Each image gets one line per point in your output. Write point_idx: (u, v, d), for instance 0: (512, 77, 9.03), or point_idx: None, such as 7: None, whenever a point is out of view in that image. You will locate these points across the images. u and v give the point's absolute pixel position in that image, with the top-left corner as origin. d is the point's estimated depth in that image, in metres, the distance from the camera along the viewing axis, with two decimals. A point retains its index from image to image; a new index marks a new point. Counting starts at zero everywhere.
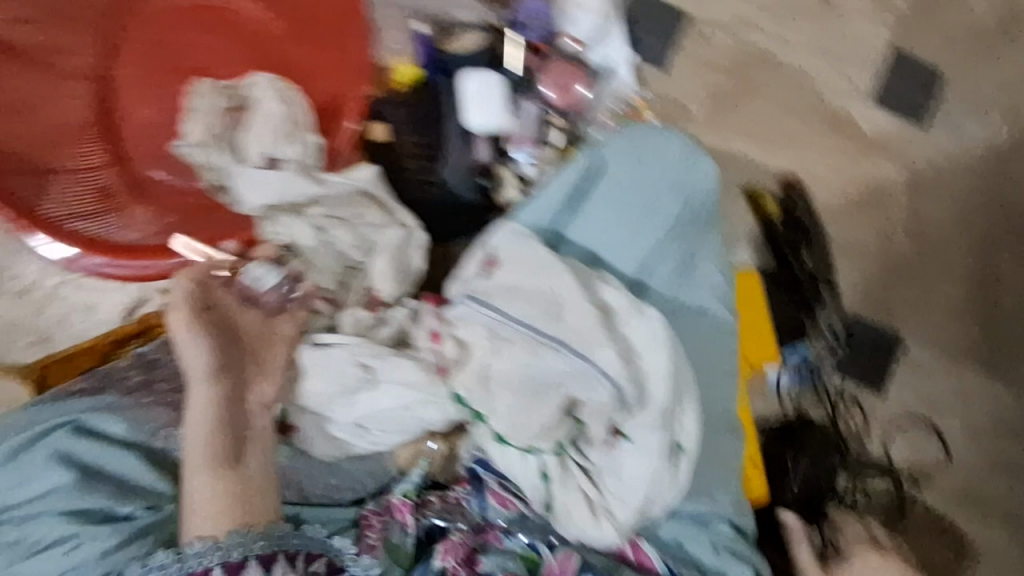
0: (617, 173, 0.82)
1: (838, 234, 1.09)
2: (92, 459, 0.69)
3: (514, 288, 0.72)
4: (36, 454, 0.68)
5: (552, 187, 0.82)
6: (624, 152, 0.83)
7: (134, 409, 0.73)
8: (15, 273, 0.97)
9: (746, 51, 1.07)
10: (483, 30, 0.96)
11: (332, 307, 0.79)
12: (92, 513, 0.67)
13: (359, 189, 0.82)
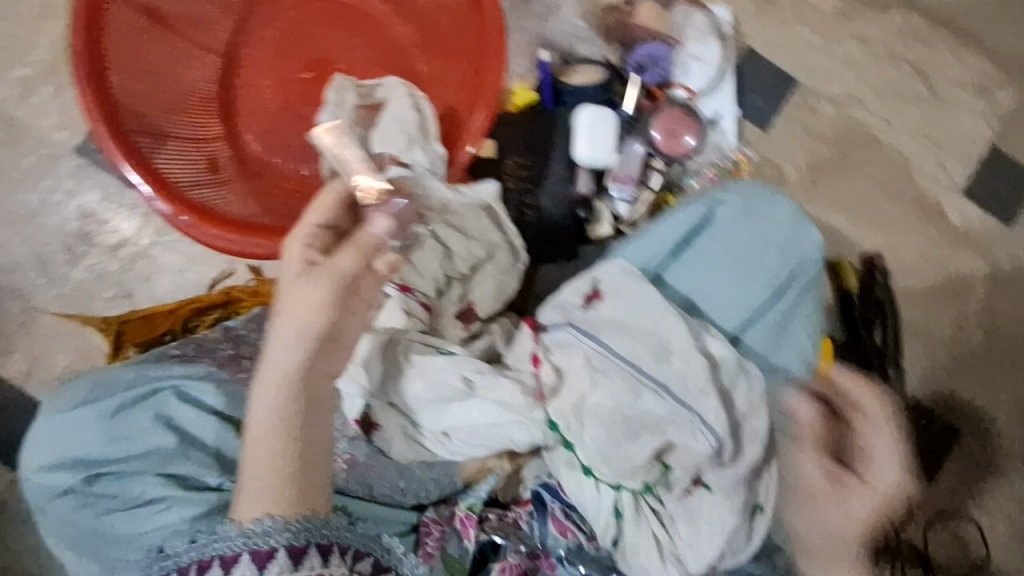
0: (726, 231, 0.87)
1: (911, 318, 1.10)
2: (193, 427, 0.76)
3: (618, 324, 0.79)
4: (144, 415, 0.75)
5: (661, 232, 0.87)
6: (737, 212, 0.87)
7: (231, 384, 0.80)
8: (111, 226, 0.99)
9: (847, 125, 1.09)
10: (601, 66, 0.98)
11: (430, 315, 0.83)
12: (187, 477, 0.73)
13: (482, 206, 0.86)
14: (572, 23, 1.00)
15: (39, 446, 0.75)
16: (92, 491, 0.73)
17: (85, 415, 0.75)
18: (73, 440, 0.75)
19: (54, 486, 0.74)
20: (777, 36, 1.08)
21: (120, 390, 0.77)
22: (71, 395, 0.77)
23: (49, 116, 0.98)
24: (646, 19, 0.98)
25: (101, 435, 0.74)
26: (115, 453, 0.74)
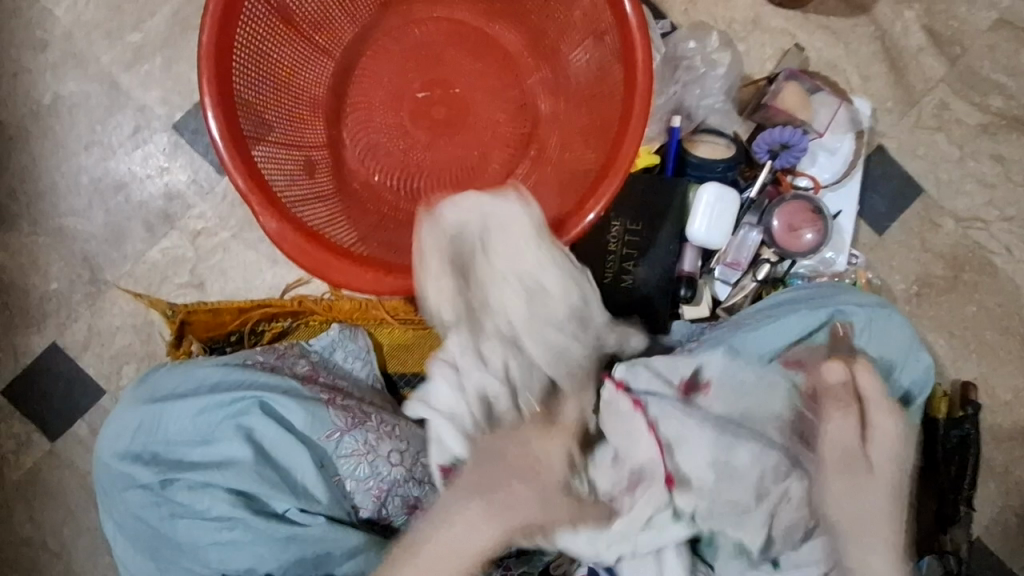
0: (845, 341, 0.84)
1: (993, 456, 1.04)
2: (269, 445, 0.77)
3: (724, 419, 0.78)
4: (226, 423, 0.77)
5: (775, 330, 0.84)
6: (861, 325, 0.84)
7: (316, 405, 0.78)
8: (195, 212, 0.95)
9: (966, 245, 1.04)
10: (730, 141, 0.94)
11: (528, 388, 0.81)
12: (257, 497, 0.75)
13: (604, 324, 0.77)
14: (716, 94, 0.94)
15: (125, 431, 0.78)
16: (166, 488, 0.76)
17: (172, 412, 0.78)
18: (157, 434, 0.78)
19: (130, 476, 0.77)
20: (913, 141, 1.04)
21: (208, 392, 0.79)
22: (160, 387, 0.80)
23: (154, 88, 0.94)
24: (788, 104, 0.94)
25: (184, 434, 0.77)
26: (195, 455, 0.77)
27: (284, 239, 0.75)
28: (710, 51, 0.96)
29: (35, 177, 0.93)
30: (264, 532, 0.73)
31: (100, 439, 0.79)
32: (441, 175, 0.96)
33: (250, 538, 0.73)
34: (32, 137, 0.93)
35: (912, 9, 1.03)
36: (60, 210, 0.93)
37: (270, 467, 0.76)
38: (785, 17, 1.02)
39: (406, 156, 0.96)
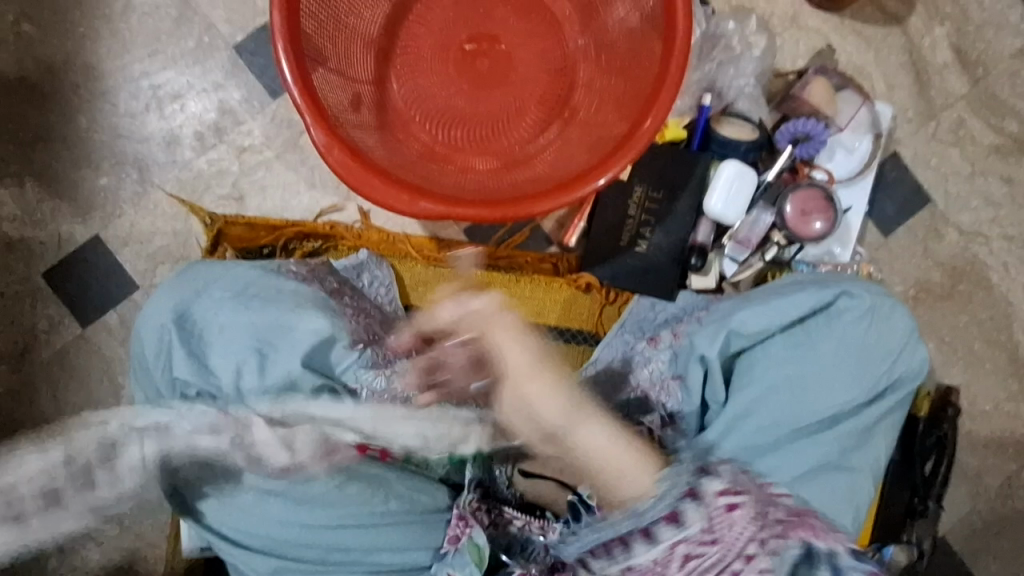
0: (845, 325, 0.84)
1: (966, 461, 1.09)
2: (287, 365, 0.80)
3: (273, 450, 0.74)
4: (256, 330, 0.81)
5: (780, 308, 0.84)
6: (863, 310, 0.84)
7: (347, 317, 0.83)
8: (244, 128, 1.00)
9: (966, 257, 1.09)
10: (754, 125, 0.98)
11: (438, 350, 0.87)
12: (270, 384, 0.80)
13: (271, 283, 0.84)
14: (749, 79, 0.99)
15: (155, 317, 0.81)
16: (183, 385, 0.79)
17: (206, 309, 0.81)
18: (186, 329, 0.81)
19: (158, 363, 0.80)
20: (928, 151, 1.09)
21: (247, 292, 0.83)
22: (196, 280, 0.83)
23: (219, 7, 0.99)
24: (815, 99, 0.99)
25: (211, 333, 0.81)
26: (217, 361, 0.80)
27: (331, 153, 0.79)
28: (749, 36, 1.01)
29: (98, 77, 0.98)
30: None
31: (132, 328, 0.83)
32: (476, 124, 1.01)
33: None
34: (101, 38, 0.98)
35: (943, 26, 1.08)
36: (118, 111, 0.99)
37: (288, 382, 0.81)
38: (823, 18, 1.07)
39: (445, 104, 1.01)
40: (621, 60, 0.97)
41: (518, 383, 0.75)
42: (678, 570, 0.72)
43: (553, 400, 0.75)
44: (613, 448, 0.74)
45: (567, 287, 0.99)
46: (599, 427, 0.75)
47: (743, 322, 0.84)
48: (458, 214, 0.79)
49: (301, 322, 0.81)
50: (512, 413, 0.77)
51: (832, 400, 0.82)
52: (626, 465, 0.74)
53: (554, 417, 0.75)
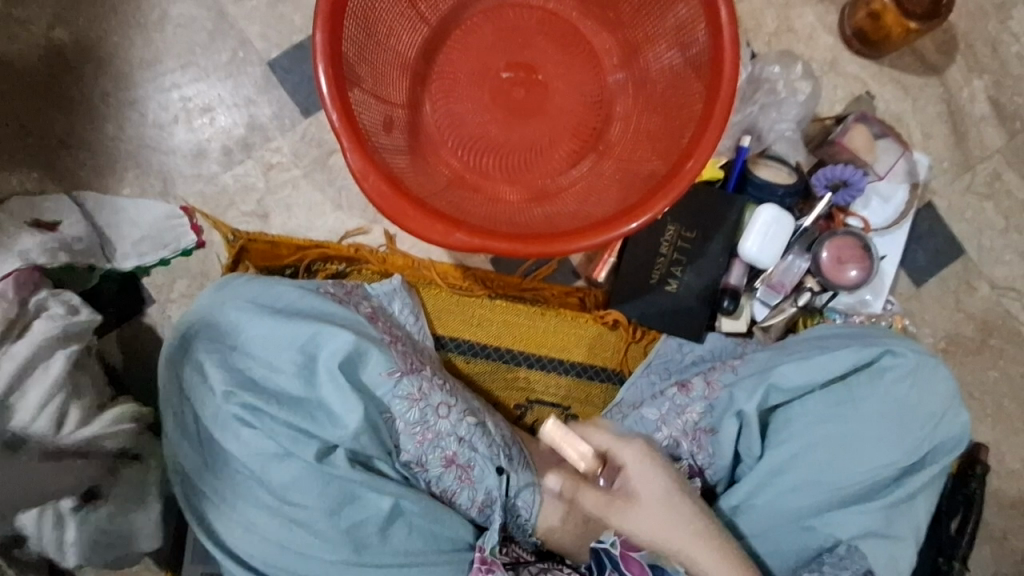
0: (887, 384, 0.84)
1: (993, 521, 1.06)
2: (323, 388, 0.74)
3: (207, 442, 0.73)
4: (299, 349, 0.75)
5: (821, 365, 0.85)
6: (909, 369, 0.85)
7: (388, 346, 0.77)
8: (273, 145, 0.98)
9: (998, 312, 1.07)
10: (792, 167, 0.97)
11: (463, 401, 0.78)
12: (303, 411, 0.74)
13: (310, 301, 0.78)
14: (789, 123, 0.98)
15: (195, 327, 0.76)
16: (226, 397, 0.73)
17: (243, 322, 0.75)
18: (228, 340, 0.75)
19: (200, 371, 0.74)
20: (963, 203, 1.07)
21: (283, 311, 0.77)
22: (234, 292, 0.77)
23: (256, 22, 0.98)
24: (854, 145, 0.98)
25: (256, 348, 0.75)
26: (258, 376, 0.75)
27: (367, 178, 0.77)
28: (790, 81, 1.00)
29: (128, 86, 0.97)
30: (313, 466, 0.71)
31: (171, 335, 0.77)
32: (509, 154, 0.99)
33: (302, 470, 0.71)
34: (133, 46, 0.97)
35: (982, 79, 1.07)
36: (146, 121, 0.97)
37: (319, 408, 0.75)
38: (862, 65, 1.06)
39: (479, 132, 0.99)
40: (659, 98, 0.96)
41: (637, 510, 0.76)
42: None
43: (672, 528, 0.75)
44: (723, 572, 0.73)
45: (594, 323, 0.97)
46: (711, 548, 0.74)
47: (782, 378, 0.86)
48: (492, 249, 0.77)
49: (340, 341, 0.75)
50: (652, 478, 0.77)
51: (872, 461, 0.83)
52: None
53: (668, 506, 0.76)
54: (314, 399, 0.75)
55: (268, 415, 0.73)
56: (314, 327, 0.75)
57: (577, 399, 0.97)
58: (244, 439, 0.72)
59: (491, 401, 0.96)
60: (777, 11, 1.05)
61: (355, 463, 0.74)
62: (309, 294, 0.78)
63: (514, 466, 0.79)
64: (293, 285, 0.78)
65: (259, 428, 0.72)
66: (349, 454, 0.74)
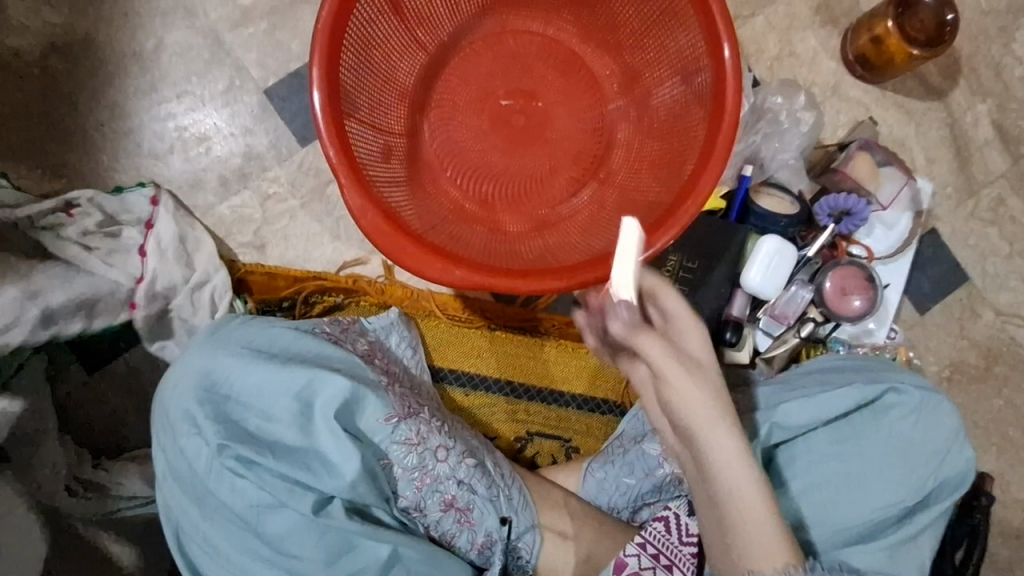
0: (891, 422, 0.84)
1: (998, 551, 1.05)
2: (320, 435, 0.73)
3: (202, 492, 0.73)
4: (295, 396, 0.74)
5: (824, 403, 0.84)
6: (911, 406, 0.84)
7: (384, 390, 0.77)
8: (270, 175, 0.97)
9: (1002, 339, 1.06)
10: (793, 195, 0.96)
11: (458, 446, 0.77)
12: (298, 458, 0.73)
13: (308, 345, 0.79)
14: (793, 151, 0.97)
15: (187, 377, 0.75)
16: (219, 450, 0.72)
17: (238, 369, 0.75)
18: (221, 390, 0.75)
19: (193, 424, 0.73)
20: (966, 229, 1.06)
21: (279, 356, 0.77)
22: (232, 338, 0.77)
23: (252, 50, 0.97)
24: (858, 173, 0.96)
25: (250, 397, 0.75)
26: (254, 425, 0.74)
27: (365, 216, 0.76)
28: (794, 109, 0.99)
29: (125, 115, 0.96)
30: (309, 519, 0.71)
31: (164, 385, 0.76)
32: (508, 183, 0.98)
33: (300, 522, 0.71)
34: (129, 75, 0.96)
35: (985, 103, 1.06)
36: (142, 151, 0.96)
37: (315, 457, 0.73)
38: (864, 89, 1.05)
39: (479, 161, 0.98)
40: (660, 126, 0.94)
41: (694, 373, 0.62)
42: None
43: (706, 405, 0.61)
44: (738, 468, 0.60)
45: (594, 353, 0.97)
46: (736, 437, 0.61)
47: (786, 418, 0.84)
48: (491, 288, 0.75)
49: (336, 386, 0.74)
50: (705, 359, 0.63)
51: (876, 501, 0.82)
52: (757, 511, 0.61)
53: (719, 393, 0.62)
54: (310, 447, 0.74)
55: (264, 465, 0.72)
56: (309, 371, 0.74)
57: (577, 431, 0.96)
58: (240, 490, 0.71)
59: (491, 433, 0.95)
60: (780, 35, 1.04)
61: (353, 513, 0.73)
62: (307, 338, 0.79)
63: (514, 507, 0.79)
64: (285, 332, 0.79)
65: (256, 480, 0.72)
66: (346, 503, 0.73)
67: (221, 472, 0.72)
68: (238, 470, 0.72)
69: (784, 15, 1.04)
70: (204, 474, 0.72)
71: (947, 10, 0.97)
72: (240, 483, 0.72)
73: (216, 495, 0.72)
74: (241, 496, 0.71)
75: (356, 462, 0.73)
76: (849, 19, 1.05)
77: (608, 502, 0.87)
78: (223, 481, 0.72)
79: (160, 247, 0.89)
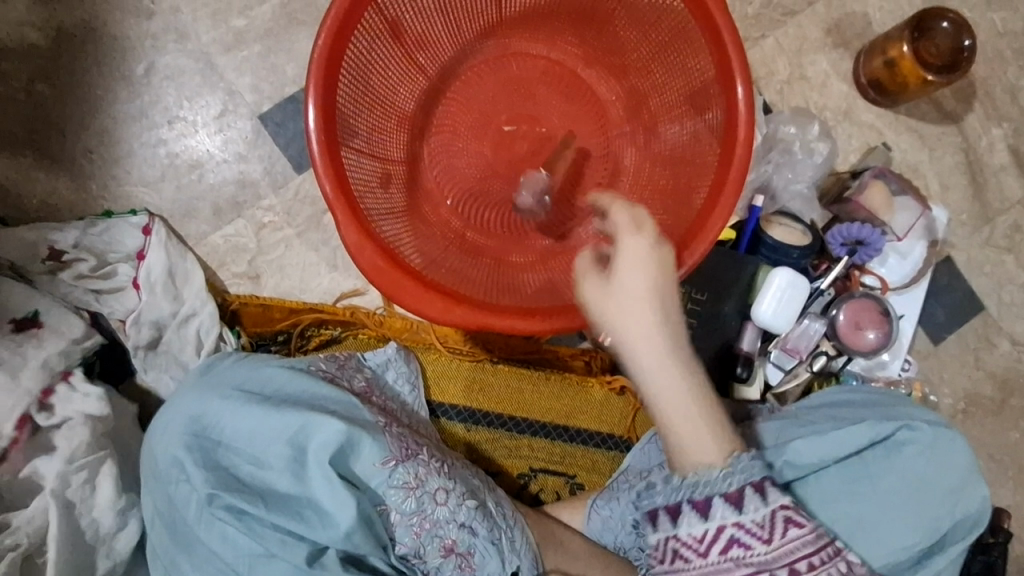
0: (906, 460, 0.80)
1: None
2: (314, 481, 0.70)
3: (190, 541, 0.70)
4: (288, 440, 0.71)
5: (836, 440, 0.80)
6: (925, 444, 0.81)
7: (382, 432, 0.74)
8: (264, 204, 0.94)
9: (1018, 370, 1.03)
10: (805, 224, 0.92)
11: (453, 489, 0.74)
12: (292, 506, 0.70)
13: (303, 385, 0.76)
14: (806, 182, 0.94)
15: (177, 422, 0.72)
16: (209, 500, 0.69)
17: (230, 412, 0.72)
18: (212, 434, 0.72)
19: (182, 471, 0.70)
20: (982, 257, 1.03)
21: (272, 398, 0.74)
22: (226, 377, 0.75)
23: (247, 74, 0.94)
24: (872, 205, 0.94)
25: (241, 442, 0.72)
26: (247, 472, 0.71)
27: (362, 253, 0.73)
28: (805, 137, 0.96)
29: (115, 141, 0.93)
30: (303, 571, 0.67)
31: (152, 428, 0.74)
32: (509, 211, 0.95)
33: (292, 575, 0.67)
34: (118, 100, 0.93)
35: (1001, 127, 1.03)
36: (131, 179, 0.93)
37: (310, 506, 0.70)
38: (877, 113, 1.02)
39: (479, 188, 0.95)
40: (667, 154, 0.91)
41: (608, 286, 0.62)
42: (718, 554, 0.58)
43: (648, 321, 0.60)
44: (656, 373, 0.59)
45: (599, 387, 0.94)
46: (653, 329, 0.60)
47: (797, 457, 0.80)
48: (497, 329, 0.72)
49: (331, 429, 0.71)
50: (636, 272, 0.61)
51: (891, 544, 0.79)
52: (684, 421, 0.59)
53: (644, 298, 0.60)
54: (305, 495, 0.71)
55: (256, 514, 0.69)
56: (304, 414, 0.72)
57: (582, 467, 0.93)
58: (231, 541, 0.68)
59: (493, 470, 0.92)
60: (790, 58, 1.01)
61: (347, 564, 0.69)
62: (301, 377, 0.76)
63: (518, 552, 0.74)
64: (279, 371, 0.76)
65: (245, 530, 0.68)
66: (341, 553, 0.70)
67: (210, 522, 0.69)
68: (228, 520, 0.68)
69: (794, 38, 1.01)
70: (193, 524, 0.69)
71: (964, 35, 0.95)
72: (229, 534, 0.68)
73: (205, 544, 0.69)
74: (230, 547, 0.68)
75: (351, 511, 0.69)
76: (861, 42, 1.02)
77: (614, 542, 0.83)
78: (211, 531, 0.69)
79: (149, 280, 0.87)
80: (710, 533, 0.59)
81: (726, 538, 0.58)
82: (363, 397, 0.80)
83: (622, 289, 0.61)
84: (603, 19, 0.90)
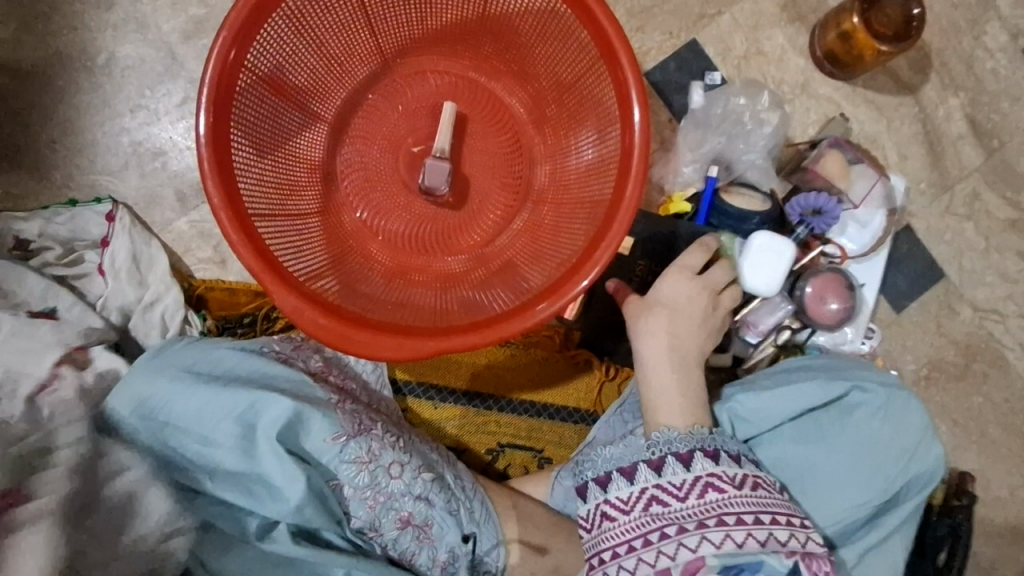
0: (857, 421, 0.82)
1: (981, 551, 1.04)
2: (264, 460, 0.71)
3: None
4: (237, 418, 0.72)
5: (788, 398, 0.82)
6: (877, 404, 0.82)
7: (333, 408, 0.75)
8: None
9: (980, 335, 1.05)
10: (764, 194, 0.93)
11: (405, 461, 0.75)
12: (244, 483, 0.72)
13: (253, 369, 0.77)
14: (758, 152, 0.97)
15: (125, 405, 0.72)
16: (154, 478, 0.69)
17: (179, 393, 0.73)
18: (160, 415, 0.72)
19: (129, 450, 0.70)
20: (942, 225, 1.05)
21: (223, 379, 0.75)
22: (176, 360, 0.76)
23: None
24: (830, 173, 0.95)
25: (188, 423, 0.72)
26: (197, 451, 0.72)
27: (302, 316, 0.70)
28: (759, 111, 0.98)
29: (77, 131, 0.94)
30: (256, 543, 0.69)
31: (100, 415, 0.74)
32: (421, 222, 0.87)
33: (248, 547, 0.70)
34: (80, 91, 0.94)
35: (958, 97, 1.05)
36: (95, 168, 0.94)
37: (260, 482, 0.72)
38: (834, 86, 1.04)
39: (391, 197, 0.88)
40: (575, 180, 0.84)
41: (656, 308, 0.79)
42: (698, 498, 0.70)
43: (679, 318, 0.79)
44: (662, 368, 0.77)
45: (565, 363, 0.96)
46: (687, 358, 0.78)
47: (749, 416, 0.82)
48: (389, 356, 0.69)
49: (278, 407, 0.72)
50: (688, 318, 0.79)
51: (843, 500, 0.80)
52: (669, 393, 0.77)
53: (685, 332, 0.78)
54: (255, 472, 0.72)
55: None
56: (252, 394, 0.73)
57: (550, 441, 0.94)
58: None
59: (459, 447, 0.93)
60: (746, 34, 1.03)
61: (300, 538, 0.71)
62: (249, 361, 0.78)
63: (476, 521, 0.77)
64: (228, 355, 0.77)
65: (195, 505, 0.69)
66: (294, 528, 0.71)
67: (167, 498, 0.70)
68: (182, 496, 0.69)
69: (750, 14, 1.03)
70: None
71: (913, 5, 0.95)
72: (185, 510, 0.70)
73: None
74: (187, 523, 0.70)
75: (301, 485, 0.70)
76: (817, 15, 1.03)
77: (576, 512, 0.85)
78: None
79: (115, 266, 0.88)
80: (687, 481, 0.71)
81: (703, 484, 0.71)
82: (314, 377, 0.81)
83: (667, 309, 0.78)
84: (503, 30, 0.83)
